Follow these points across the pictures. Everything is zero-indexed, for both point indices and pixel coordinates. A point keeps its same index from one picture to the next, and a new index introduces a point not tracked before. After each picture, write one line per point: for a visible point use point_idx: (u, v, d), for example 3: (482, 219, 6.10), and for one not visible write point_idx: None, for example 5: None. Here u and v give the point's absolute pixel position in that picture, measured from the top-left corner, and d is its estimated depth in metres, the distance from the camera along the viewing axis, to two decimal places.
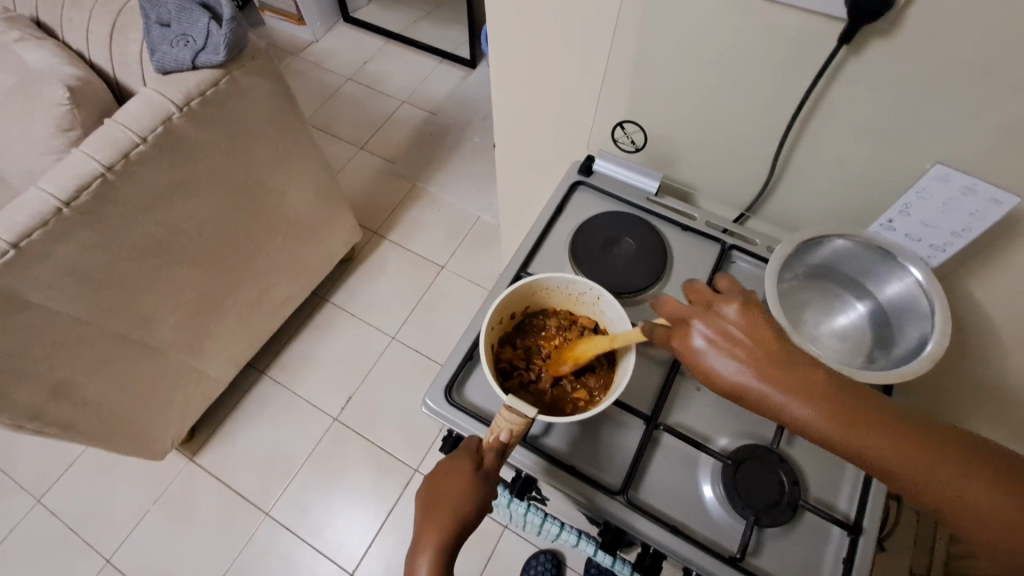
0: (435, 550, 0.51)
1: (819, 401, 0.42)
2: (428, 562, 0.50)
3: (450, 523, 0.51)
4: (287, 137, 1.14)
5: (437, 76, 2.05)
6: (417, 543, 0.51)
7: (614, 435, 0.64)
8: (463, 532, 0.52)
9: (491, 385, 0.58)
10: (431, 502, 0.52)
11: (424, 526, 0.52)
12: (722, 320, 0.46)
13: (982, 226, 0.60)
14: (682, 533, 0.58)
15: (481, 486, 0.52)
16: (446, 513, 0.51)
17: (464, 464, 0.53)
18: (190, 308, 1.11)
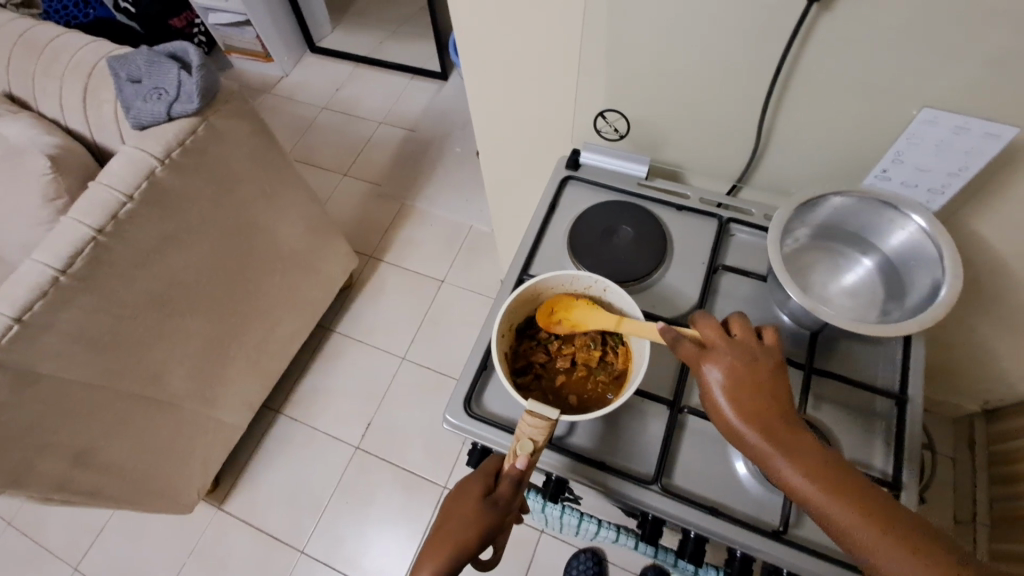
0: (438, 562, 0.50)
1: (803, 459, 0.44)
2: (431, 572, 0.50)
3: (456, 538, 0.51)
4: (272, 174, 1.14)
5: (411, 92, 2.06)
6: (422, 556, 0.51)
7: (639, 425, 0.63)
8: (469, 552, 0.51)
9: (510, 391, 0.57)
10: (445, 514, 0.53)
11: (433, 538, 0.52)
12: (741, 362, 0.48)
13: (979, 164, 0.61)
14: (723, 513, 0.57)
15: (489, 511, 0.52)
16: (455, 528, 0.51)
17: (479, 483, 0.54)
18: (198, 358, 1.11)
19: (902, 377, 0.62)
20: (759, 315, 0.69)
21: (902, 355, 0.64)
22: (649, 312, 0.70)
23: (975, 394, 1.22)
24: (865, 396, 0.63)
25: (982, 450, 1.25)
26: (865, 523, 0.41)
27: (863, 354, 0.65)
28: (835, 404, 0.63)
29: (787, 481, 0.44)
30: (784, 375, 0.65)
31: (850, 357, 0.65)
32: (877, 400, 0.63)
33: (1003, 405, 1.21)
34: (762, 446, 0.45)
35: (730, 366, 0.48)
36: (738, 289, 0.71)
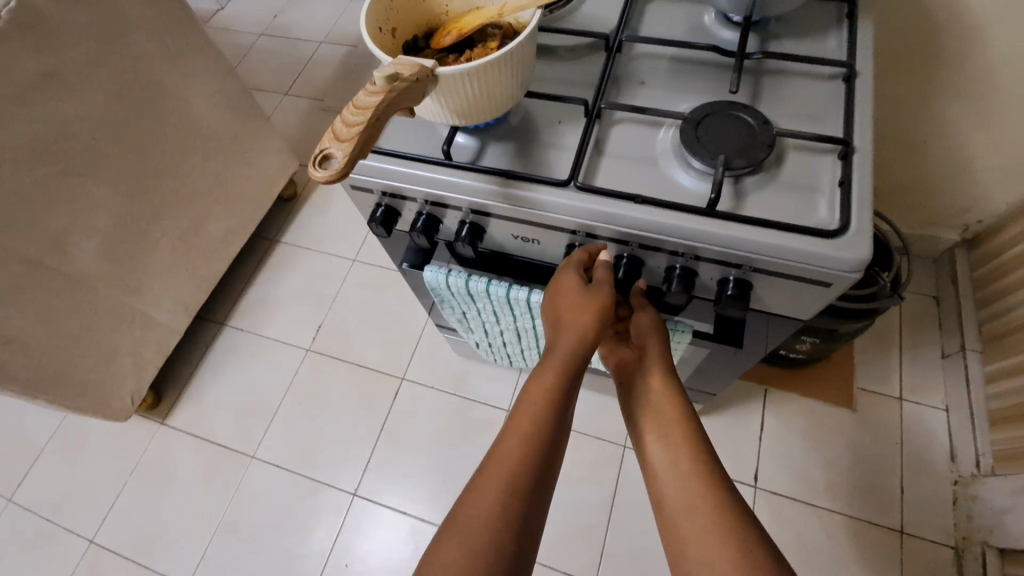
0: (507, 480, 0.40)
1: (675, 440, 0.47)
2: (497, 496, 0.39)
3: (529, 448, 0.42)
4: (176, 29, 1.04)
5: (352, 10, 1.97)
6: (316, 166, 0.38)
7: (555, 140, 0.56)
8: (546, 465, 0.42)
9: (381, 58, 0.48)
10: (508, 425, 0.44)
11: (497, 451, 0.42)
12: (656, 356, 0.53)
13: None
14: (653, 200, 0.50)
15: (598, 291, 0.49)
16: (526, 435, 0.42)
17: (557, 362, 0.46)
18: (111, 234, 1.02)
19: (851, 50, 0.56)
20: (689, 30, 0.62)
21: (849, 32, 0.58)
22: (566, 33, 0.61)
23: (953, 217, 1.15)
24: (811, 76, 0.57)
25: (966, 281, 1.18)
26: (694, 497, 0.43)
27: (809, 41, 0.59)
28: (777, 90, 0.56)
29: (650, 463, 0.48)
30: (716, 77, 0.58)
31: (795, 44, 0.59)
32: (824, 77, 0.56)
33: (983, 226, 1.14)
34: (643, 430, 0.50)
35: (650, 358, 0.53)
36: (664, 8, 0.64)
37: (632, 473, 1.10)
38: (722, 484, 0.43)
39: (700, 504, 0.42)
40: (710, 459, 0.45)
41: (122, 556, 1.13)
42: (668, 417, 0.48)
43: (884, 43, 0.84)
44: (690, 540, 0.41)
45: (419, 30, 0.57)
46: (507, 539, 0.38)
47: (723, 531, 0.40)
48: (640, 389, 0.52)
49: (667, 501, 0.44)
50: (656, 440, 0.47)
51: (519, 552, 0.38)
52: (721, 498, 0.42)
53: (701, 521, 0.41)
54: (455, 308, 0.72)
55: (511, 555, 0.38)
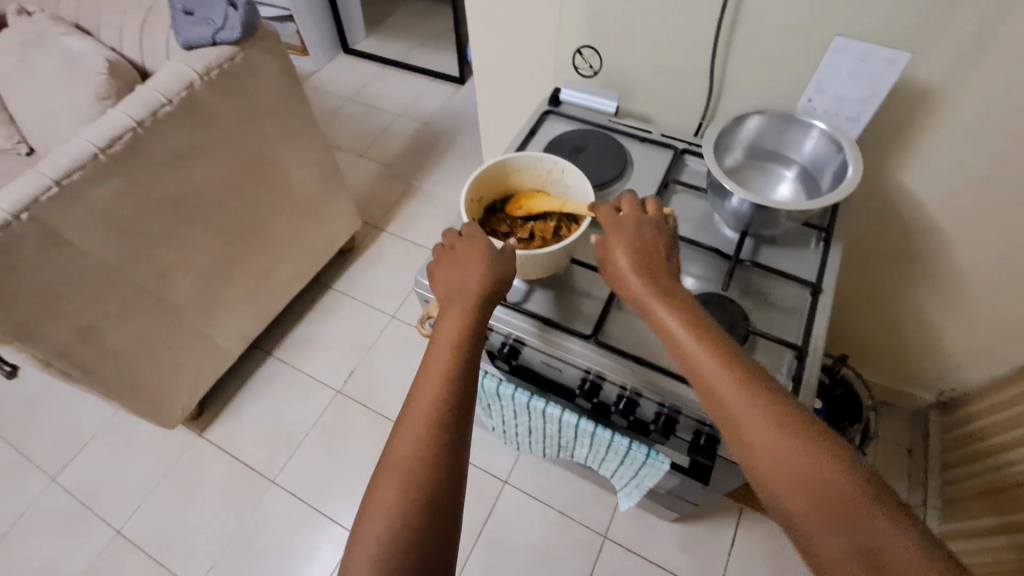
0: (423, 423, 0.47)
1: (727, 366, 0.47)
2: (420, 436, 0.46)
3: (444, 391, 0.48)
4: (295, 116, 1.27)
5: (429, 92, 2.26)
6: (422, 325, 0.64)
7: (584, 297, 0.73)
8: (461, 419, 0.48)
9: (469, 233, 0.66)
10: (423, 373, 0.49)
11: (417, 394, 0.48)
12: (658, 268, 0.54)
13: (884, 90, 0.70)
14: (650, 366, 0.66)
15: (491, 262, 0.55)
16: (440, 384, 0.48)
17: (456, 316, 0.52)
18: (204, 272, 1.21)
19: (820, 272, 0.73)
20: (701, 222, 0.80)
21: (822, 255, 0.75)
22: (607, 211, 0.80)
23: (928, 381, 1.28)
24: (786, 285, 0.73)
25: (936, 441, 1.30)
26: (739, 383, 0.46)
27: (789, 255, 0.76)
28: (760, 290, 0.73)
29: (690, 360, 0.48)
30: (715, 267, 0.75)
31: (777, 256, 0.76)
32: (796, 288, 0.73)
33: (955, 394, 1.26)
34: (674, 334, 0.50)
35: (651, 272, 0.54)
36: (685, 201, 0.82)
37: (606, 564, 1.20)
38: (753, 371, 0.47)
39: (746, 392, 0.45)
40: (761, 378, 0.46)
41: (141, 552, 1.26)
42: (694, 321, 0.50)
43: (869, 238, 1.01)
44: (785, 459, 0.42)
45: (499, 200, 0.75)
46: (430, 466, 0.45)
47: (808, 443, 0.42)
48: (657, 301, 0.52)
49: (742, 429, 0.45)
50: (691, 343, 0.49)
51: (445, 480, 0.46)
52: (790, 411, 0.44)
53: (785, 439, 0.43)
54: (482, 401, 0.87)
55: (439, 482, 0.45)
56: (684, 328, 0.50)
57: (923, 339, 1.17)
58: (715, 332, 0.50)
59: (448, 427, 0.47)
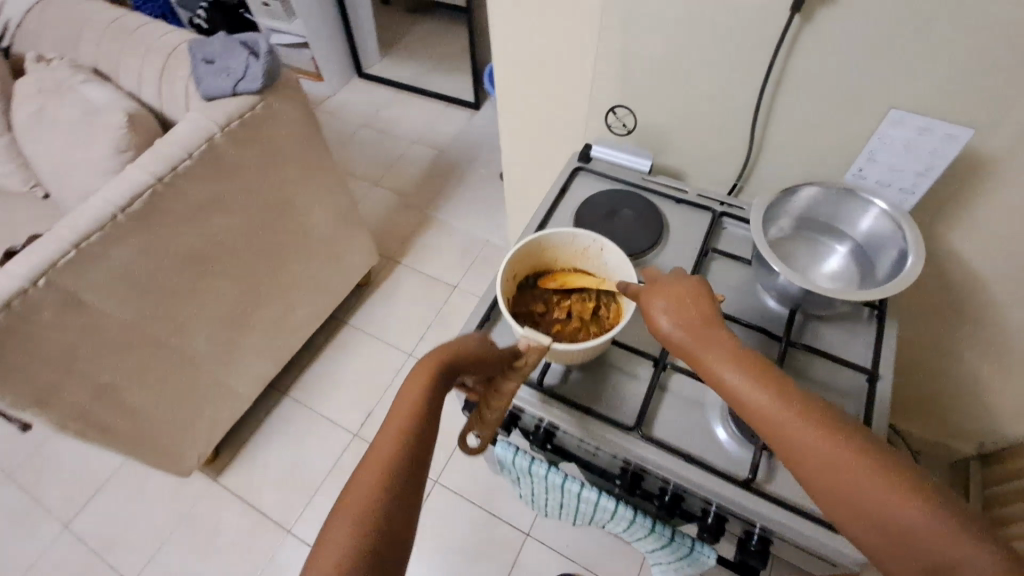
0: (382, 467, 0.42)
1: (780, 404, 0.46)
2: (373, 480, 0.42)
3: (407, 439, 0.44)
4: (313, 159, 1.25)
5: (444, 118, 2.24)
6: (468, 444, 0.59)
7: (624, 381, 0.70)
8: (416, 473, 0.43)
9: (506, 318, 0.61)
10: (392, 412, 0.45)
11: (379, 438, 0.44)
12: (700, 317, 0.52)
13: (943, 164, 0.70)
14: (698, 463, 0.62)
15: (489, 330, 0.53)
16: (401, 429, 0.44)
17: (437, 359, 0.48)
18: (221, 321, 1.18)
19: (874, 357, 0.68)
20: (744, 294, 0.76)
21: (875, 337, 0.70)
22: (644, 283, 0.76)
23: (968, 434, 1.23)
24: (839, 370, 0.68)
25: (976, 495, 1.22)
26: (810, 427, 0.44)
27: (839, 335, 0.71)
28: (813, 375, 0.68)
29: (754, 411, 0.46)
30: (763, 346, 0.70)
31: (827, 336, 0.71)
32: (850, 375, 0.68)
33: (997, 448, 1.21)
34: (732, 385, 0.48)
35: (694, 322, 0.52)
36: (727, 271, 0.78)
37: None
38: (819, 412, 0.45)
39: (819, 438, 0.43)
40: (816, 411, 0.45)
41: None
42: (747, 364, 0.48)
43: (913, 296, 0.96)
44: (880, 503, 0.40)
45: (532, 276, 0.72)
46: (376, 516, 0.40)
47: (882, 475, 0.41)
48: (707, 353, 0.50)
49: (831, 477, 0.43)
50: (751, 392, 0.47)
51: (389, 534, 0.40)
52: (873, 446, 0.43)
53: (856, 475, 0.41)
54: (508, 472, 0.81)
55: (382, 538, 0.40)
56: (739, 374, 0.48)
57: (965, 395, 1.12)
58: (775, 374, 0.47)
59: (405, 476, 0.43)
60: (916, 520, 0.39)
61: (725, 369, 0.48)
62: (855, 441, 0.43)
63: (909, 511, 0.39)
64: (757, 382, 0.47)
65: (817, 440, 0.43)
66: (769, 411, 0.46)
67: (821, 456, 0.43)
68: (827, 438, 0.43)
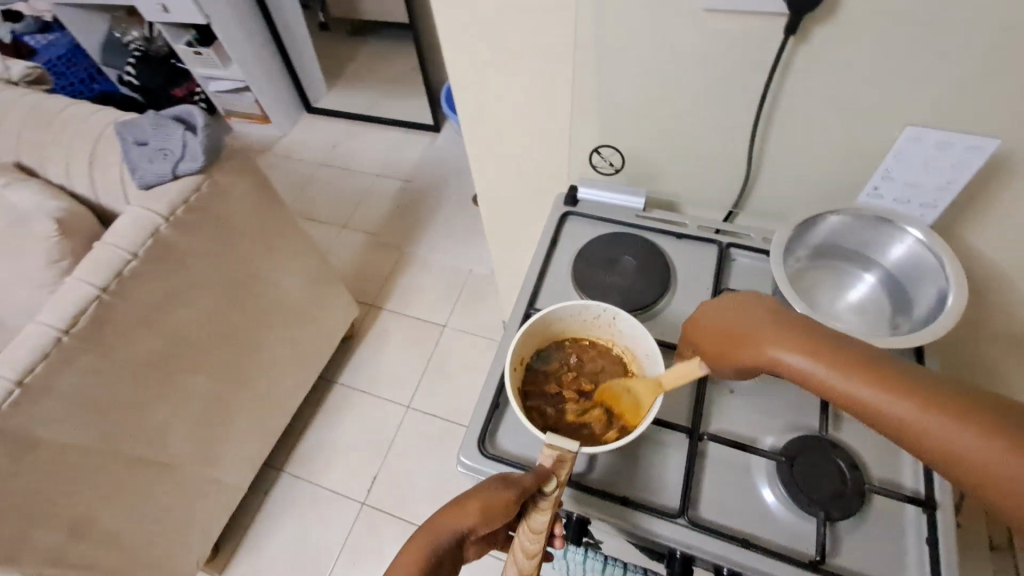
0: None
1: (831, 353, 0.44)
2: None
3: None
4: (273, 227, 1.16)
5: (405, 145, 2.15)
6: None
7: (657, 455, 0.63)
8: None
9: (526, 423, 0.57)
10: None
11: None
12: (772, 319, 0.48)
13: (965, 177, 0.64)
14: (755, 545, 0.56)
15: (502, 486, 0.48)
16: None
17: (434, 529, 0.46)
18: (200, 418, 1.09)
19: None
20: None
21: (916, 367, 0.65)
22: (660, 339, 0.70)
23: None
24: None
25: None
26: (936, 414, 0.38)
27: None
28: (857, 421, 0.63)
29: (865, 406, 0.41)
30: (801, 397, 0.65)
31: None
32: None
33: None
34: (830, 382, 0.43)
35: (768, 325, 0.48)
36: None
37: None
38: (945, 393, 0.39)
39: (951, 422, 0.38)
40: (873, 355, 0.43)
41: None
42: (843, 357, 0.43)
43: None
44: None
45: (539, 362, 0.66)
46: None
47: (952, 406, 0.38)
48: (791, 349, 0.46)
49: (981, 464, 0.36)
50: (854, 387, 0.42)
51: None
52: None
53: (923, 411, 0.39)
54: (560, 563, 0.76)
55: None
56: (835, 367, 0.43)
57: None
58: (878, 363, 0.42)
59: None
60: (1000, 451, 0.35)
61: (817, 362, 0.44)
62: (975, 402, 0.38)
63: (986, 440, 0.36)
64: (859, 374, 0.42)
65: (948, 426, 0.37)
66: (840, 370, 0.43)
67: (881, 397, 0.40)
68: (887, 376, 0.41)
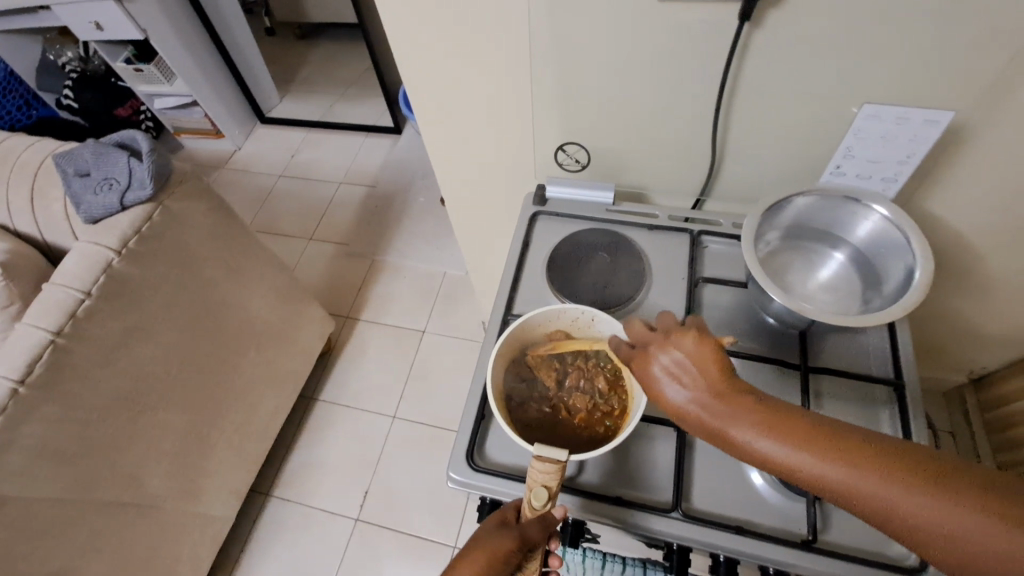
0: None
1: (746, 409, 0.44)
2: None
3: None
4: (234, 250, 1.11)
5: (367, 150, 2.10)
6: None
7: (646, 451, 0.63)
8: None
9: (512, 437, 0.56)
10: None
11: None
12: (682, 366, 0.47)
13: (923, 150, 0.66)
14: (749, 531, 0.56)
15: (511, 534, 0.49)
16: None
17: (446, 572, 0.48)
18: (176, 453, 1.05)
19: (896, 363, 0.64)
20: (746, 320, 0.70)
21: (889, 339, 0.66)
22: None
23: None
24: (865, 385, 0.64)
25: (978, 423, 1.23)
26: (849, 471, 0.39)
27: (854, 344, 0.67)
28: (840, 397, 0.63)
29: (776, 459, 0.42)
30: (782, 377, 0.65)
31: (840, 348, 0.67)
32: (877, 388, 0.63)
33: None
34: (745, 437, 0.43)
35: (678, 374, 0.47)
36: (722, 298, 0.72)
37: None
38: (851, 443, 0.40)
39: (864, 475, 0.39)
40: (796, 411, 0.43)
41: None
42: (752, 410, 0.43)
43: None
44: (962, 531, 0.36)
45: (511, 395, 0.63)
46: None
47: (932, 479, 0.37)
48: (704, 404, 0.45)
49: (900, 514, 0.38)
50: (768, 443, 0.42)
51: None
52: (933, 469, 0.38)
53: (899, 487, 0.38)
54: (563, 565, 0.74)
55: None
56: (747, 422, 0.43)
57: None
58: (786, 418, 0.43)
59: None
60: (929, 510, 0.37)
61: (729, 418, 0.44)
62: (879, 453, 0.39)
63: (895, 489, 0.38)
64: (768, 430, 0.42)
65: (864, 481, 0.39)
66: (754, 426, 0.43)
67: (822, 462, 0.40)
68: (825, 440, 0.41)
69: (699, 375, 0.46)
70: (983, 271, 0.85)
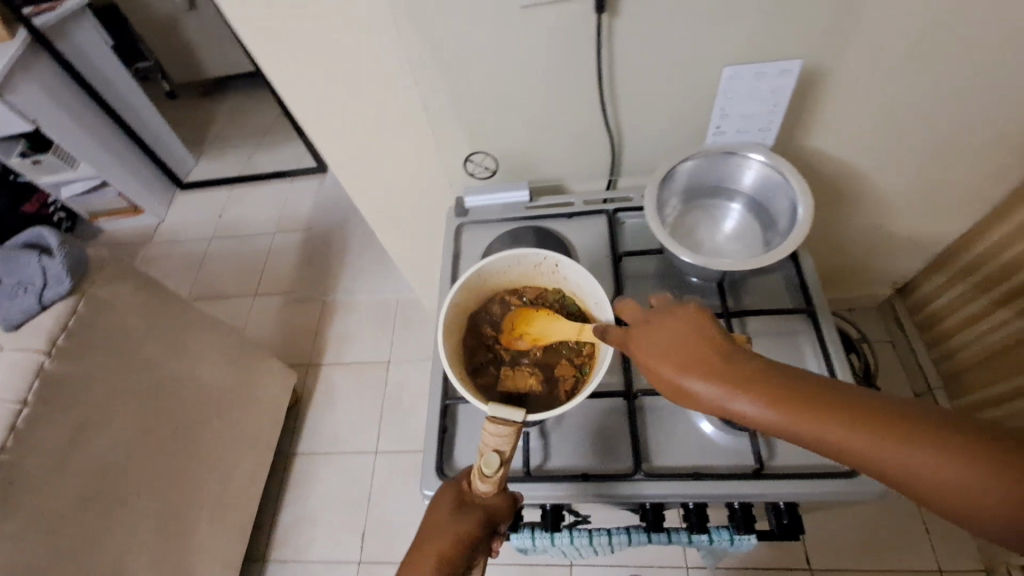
0: None
1: (725, 372, 0.44)
2: None
3: None
4: (173, 323, 1.09)
5: (295, 194, 2.08)
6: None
7: (602, 424, 0.66)
8: None
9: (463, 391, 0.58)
10: None
11: None
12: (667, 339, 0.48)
13: (786, 97, 0.73)
14: (706, 475, 0.60)
15: (467, 519, 0.51)
16: None
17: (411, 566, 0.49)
18: (158, 539, 1.02)
19: (804, 291, 0.70)
20: (670, 282, 0.75)
21: (796, 270, 0.72)
22: None
23: None
24: (782, 318, 0.69)
25: (911, 326, 1.32)
26: (828, 426, 0.40)
27: (766, 283, 0.72)
28: (763, 335, 0.68)
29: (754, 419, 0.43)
30: None
31: (755, 290, 0.72)
32: (793, 318, 0.69)
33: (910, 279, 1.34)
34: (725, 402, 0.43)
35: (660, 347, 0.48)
36: (645, 267, 0.77)
37: None
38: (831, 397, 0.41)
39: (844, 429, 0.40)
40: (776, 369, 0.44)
41: None
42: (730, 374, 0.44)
43: None
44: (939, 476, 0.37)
45: (478, 353, 0.65)
46: None
47: (900, 424, 0.39)
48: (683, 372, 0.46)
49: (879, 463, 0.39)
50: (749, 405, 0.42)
51: None
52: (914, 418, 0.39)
53: (874, 435, 0.39)
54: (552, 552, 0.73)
55: None
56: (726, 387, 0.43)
57: None
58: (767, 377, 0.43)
59: None
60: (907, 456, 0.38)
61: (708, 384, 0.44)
62: (860, 406, 0.40)
63: (873, 438, 0.39)
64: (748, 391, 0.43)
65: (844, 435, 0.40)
66: (728, 388, 0.43)
67: (802, 418, 0.41)
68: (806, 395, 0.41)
69: (681, 347, 0.47)
70: (874, 190, 0.93)
